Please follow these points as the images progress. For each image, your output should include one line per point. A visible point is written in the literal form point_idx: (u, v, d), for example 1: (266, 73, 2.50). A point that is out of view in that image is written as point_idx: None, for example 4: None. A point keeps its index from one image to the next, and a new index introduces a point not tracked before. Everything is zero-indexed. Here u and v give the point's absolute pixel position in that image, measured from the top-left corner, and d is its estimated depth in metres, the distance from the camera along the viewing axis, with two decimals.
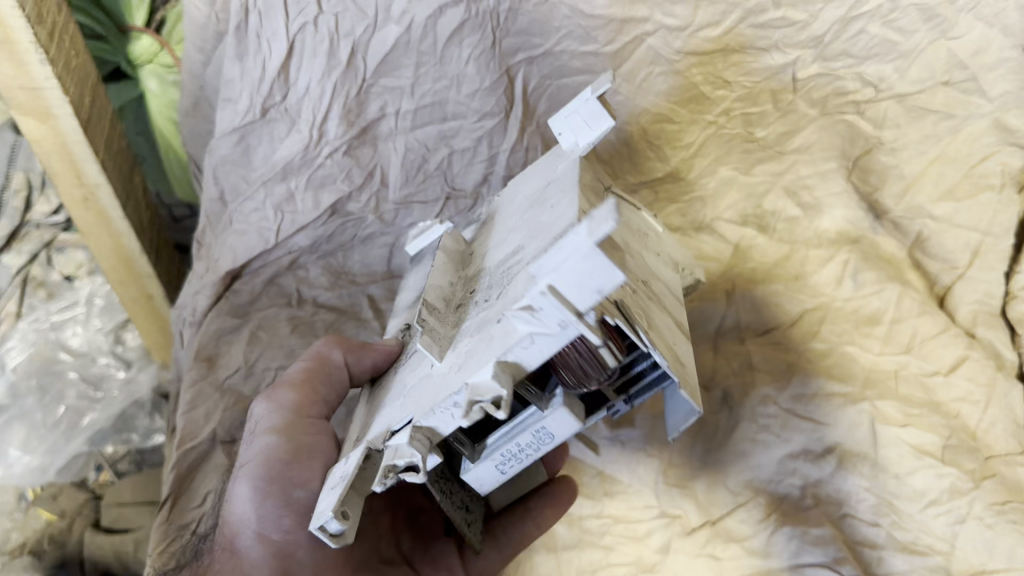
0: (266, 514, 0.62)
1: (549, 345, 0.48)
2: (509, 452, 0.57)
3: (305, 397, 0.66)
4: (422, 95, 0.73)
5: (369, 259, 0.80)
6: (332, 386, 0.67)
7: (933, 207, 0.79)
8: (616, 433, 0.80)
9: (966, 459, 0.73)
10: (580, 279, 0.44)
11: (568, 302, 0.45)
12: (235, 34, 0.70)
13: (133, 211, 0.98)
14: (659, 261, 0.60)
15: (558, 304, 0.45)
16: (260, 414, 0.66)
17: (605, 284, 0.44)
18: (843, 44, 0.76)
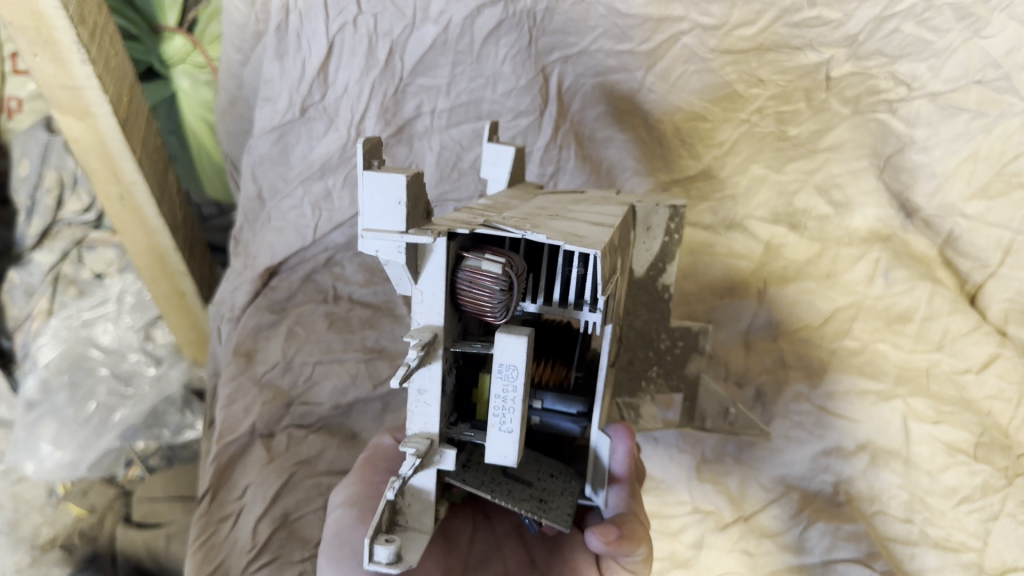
0: None
1: (440, 296, 0.45)
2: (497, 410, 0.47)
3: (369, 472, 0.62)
4: (458, 94, 0.74)
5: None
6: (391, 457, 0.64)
7: (965, 205, 0.79)
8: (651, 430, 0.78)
9: (999, 457, 0.74)
10: (384, 210, 0.43)
11: (386, 230, 0.43)
12: (275, 33, 0.71)
13: (167, 209, 1.00)
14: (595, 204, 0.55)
15: (376, 237, 0.43)
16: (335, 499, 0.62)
17: (401, 192, 0.42)
18: (876, 43, 0.73)
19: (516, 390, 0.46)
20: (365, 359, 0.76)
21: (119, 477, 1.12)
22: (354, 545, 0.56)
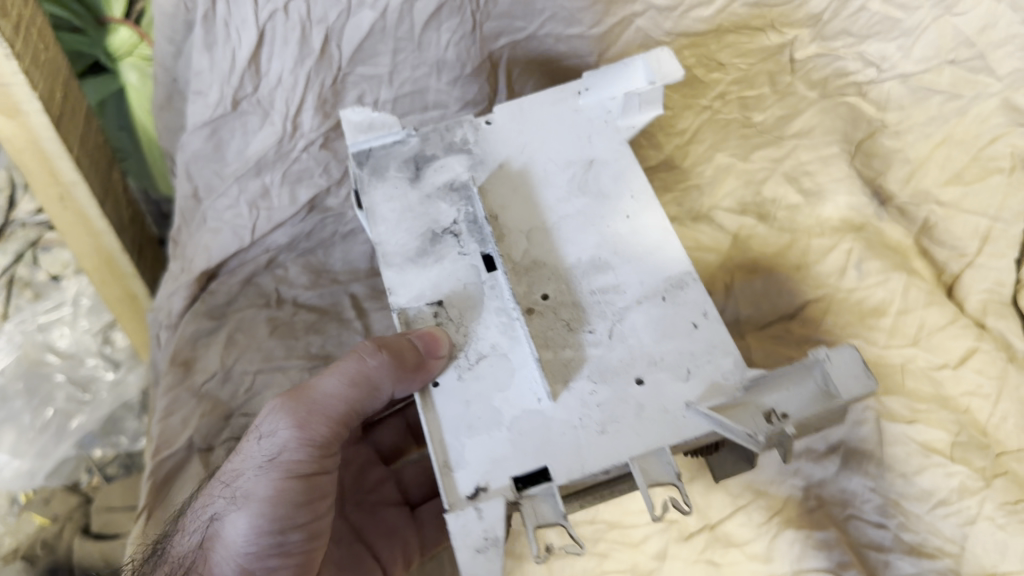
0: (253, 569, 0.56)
1: (800, 392, 0.49)
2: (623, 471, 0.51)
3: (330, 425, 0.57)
4: (402, 84, 0.70)
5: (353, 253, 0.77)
6: (366, 393, 0.56)
7: (940, 191, 0.77)
8: None
9: (976, 458, 0.69)
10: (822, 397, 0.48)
11: (847, 381, 0.47)
12: (201, 22, 0.66)
13: (111, 209, 0.95)
14: None
15: (847, 373, 0.47)
16: (276, 439, 0.56)
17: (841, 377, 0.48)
18: (842, 21, 0.79)
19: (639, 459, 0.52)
20: (308, 366, 0.71)
21: (81, 484, 1.09)
22: (286, 512, 0.56)
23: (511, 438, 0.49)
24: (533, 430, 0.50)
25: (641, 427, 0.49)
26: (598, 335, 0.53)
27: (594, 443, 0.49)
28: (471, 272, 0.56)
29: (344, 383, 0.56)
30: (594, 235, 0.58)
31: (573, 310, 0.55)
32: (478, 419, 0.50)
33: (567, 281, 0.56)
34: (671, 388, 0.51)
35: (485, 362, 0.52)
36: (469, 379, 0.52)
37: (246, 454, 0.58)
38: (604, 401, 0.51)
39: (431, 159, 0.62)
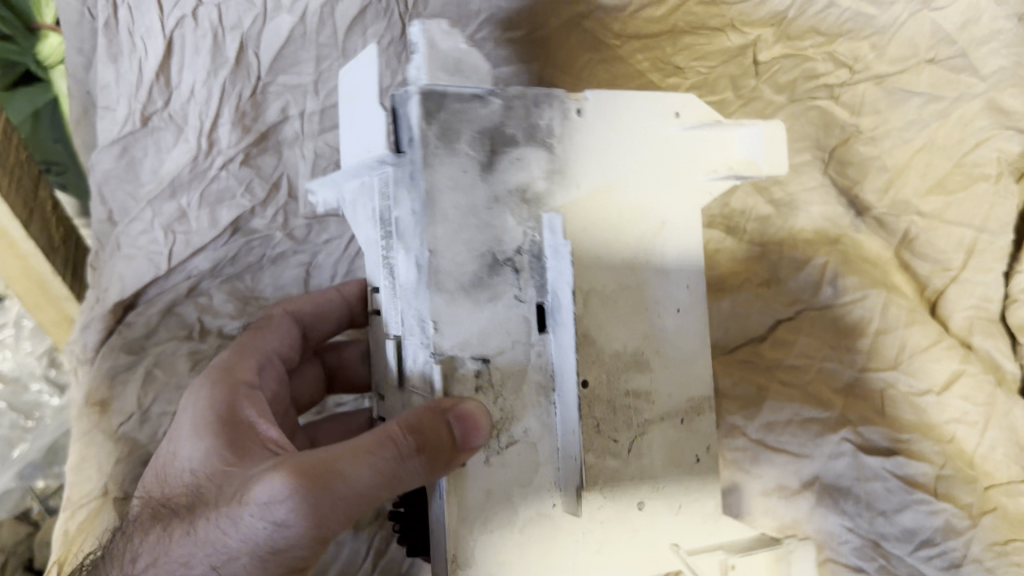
0: None
1: None
2: None
3: None
4: (329, 94, 0.64)
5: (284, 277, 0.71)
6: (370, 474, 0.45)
7: (922, 202, 0.69)
8: None
9: (962, 493, 0.62)
10: None
11: None
12: (104, 31, 0.62)
13: (38, 229, 0.89)
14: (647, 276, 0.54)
15: None
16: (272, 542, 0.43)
17: None
18: (810, 18, 0.68)
19: None
20: None
21: (32, 512, 1.00)
22: None
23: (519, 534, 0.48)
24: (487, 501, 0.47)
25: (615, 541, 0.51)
26: (620, 448, 0.51)
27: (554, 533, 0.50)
28: (524, 327, 0.49)
29: (375, 472, 0.42)
30: (642, 326, 0.52)
31: (608, 413, 0.50)
32: (495, 486, 0.48)
33: (609, 372, 0.50)
34: (666, 518, 0.52)
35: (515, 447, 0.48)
36: (497, 463, 0.48)
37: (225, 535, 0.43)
38: (607, 519, 0.51)
39: (509, 142, 0.48)
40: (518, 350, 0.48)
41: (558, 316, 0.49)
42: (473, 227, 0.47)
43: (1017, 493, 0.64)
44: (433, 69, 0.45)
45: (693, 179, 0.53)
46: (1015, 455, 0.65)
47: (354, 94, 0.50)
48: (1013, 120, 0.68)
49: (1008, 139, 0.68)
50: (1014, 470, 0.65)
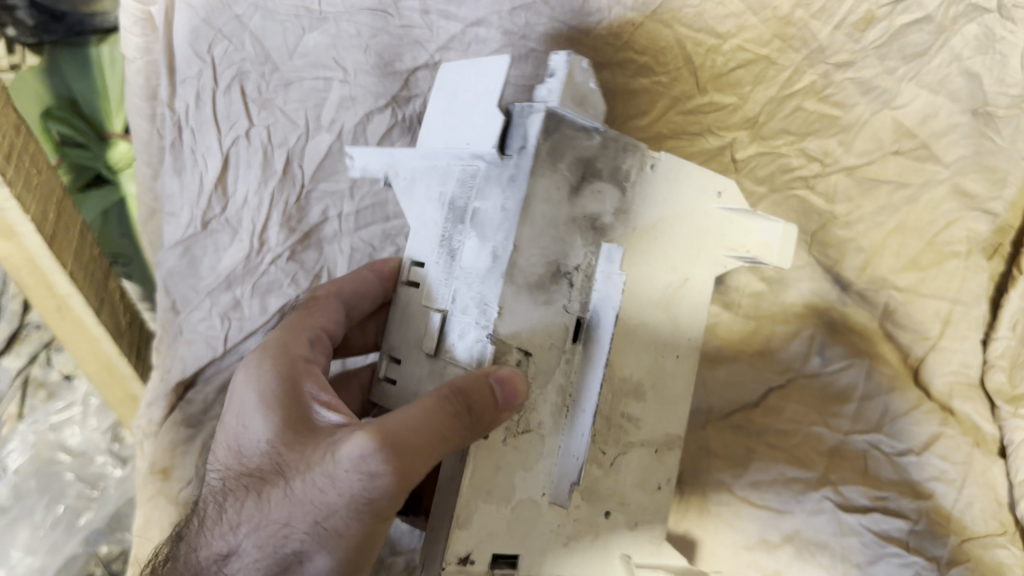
0: None
1: None
2: None
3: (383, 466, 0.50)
4: (362, 197, 0.74)
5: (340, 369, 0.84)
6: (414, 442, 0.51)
7: (897, 277, 0.76)
8: None
9: (933, 546, 0.68)
10: None
11: None
12: (170, 150, 0.71)
13: (108, 315, 1.00)
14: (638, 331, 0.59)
15: None
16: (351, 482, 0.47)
17: None
18: (779, 122, 0.73)
19: None
20: None
21: None
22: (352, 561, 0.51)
23: (512, 518, 0.55)
24: (526, 520, 0.56)
25: (591, 553, 0.60)
26: (607, 458, 0.60)
27: (557, 553, 0.58)
28: (563, 333, 0.56)
29: (432, 422, 0.47)
30: (649, 356, 0.61)
31: (606, 428, 0.60)
32: (501, 484, 0.54)
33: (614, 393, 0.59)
34: (620, 532, 0.62)
35: (529, 436, 0.55)
36: (513, 446, 0.54)
37: (310, 492, 0.48)
38: (580, 518, 0.59)
39: (596, 174, 0.55)
40: (553, 353, 0.55)
41: (594, 325, 0.57)
42: (553, 232, 0.53)
43: (992, 545, 0.68)
44: (568, 96, 0.51)
45: (716, 251, 0.63)
46: (992, 510, 0.70)
47: (457, 119, 0.56)
48: (977, 202, 0.74)
49: (975, 219, 0.74)
50: (992, 524, 0.69)
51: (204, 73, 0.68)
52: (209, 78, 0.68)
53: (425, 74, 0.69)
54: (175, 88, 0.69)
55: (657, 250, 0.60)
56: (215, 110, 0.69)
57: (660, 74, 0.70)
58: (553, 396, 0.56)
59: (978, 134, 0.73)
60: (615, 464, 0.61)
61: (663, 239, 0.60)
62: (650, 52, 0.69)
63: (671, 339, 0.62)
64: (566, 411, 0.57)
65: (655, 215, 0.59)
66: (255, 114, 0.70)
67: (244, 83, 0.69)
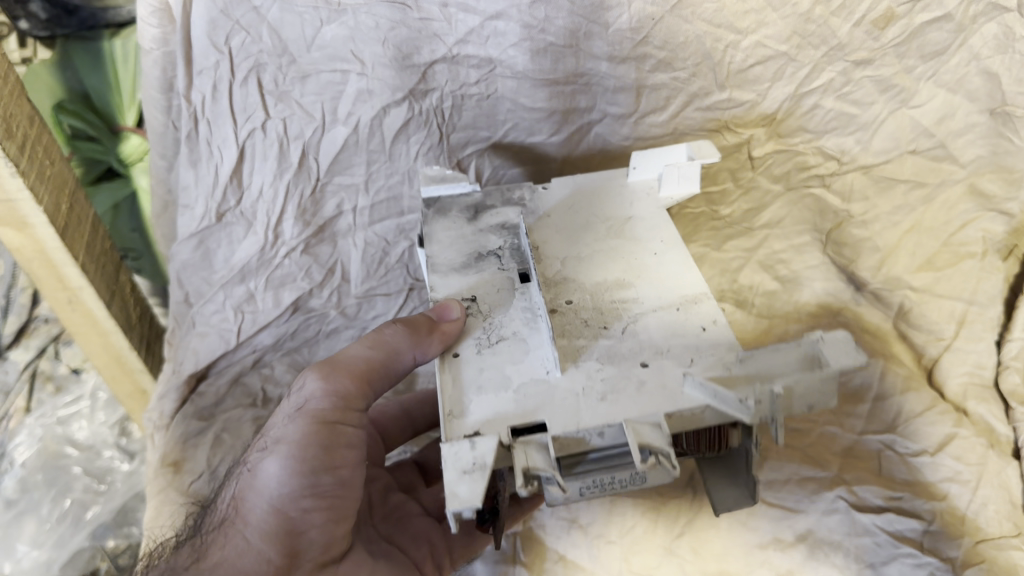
0: (297, 512, 0.57)
1: None
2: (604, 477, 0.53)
3: (354, 388, 0.60)
4: (377, 191, 0.74)
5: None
6: (385, 380, 0.62)
7: (912, 277, 0.76)
8: (573, 514, 0.74)
9: (946, 548, 0.67)
10: None
11: None
12: (186, 142, 0.70)
13: (119, 308, 1.00)
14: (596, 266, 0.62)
15: None
16: (309, 393, 0.60)
17: None
18: (797, 120, 0.74)
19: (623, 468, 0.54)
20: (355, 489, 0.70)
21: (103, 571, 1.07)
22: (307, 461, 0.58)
23: (519, 398, 0.52)
24: (538, 393, 0.52)
25: (641, 398, 0.51)
26: (612, 330, 0.57)
27: (594, 407, 0.51)
28: (507, 280, 0.61)
29: (368, 348, 0.61)
30: (619, 265, 0.62)
31: (594, 313, 0.58)
32: (488, 380, 0.53)
33: (592, 290, 0.60)
34: (675, 370, 0.53)
35: (505, 343, 0.56)
36: (488, 352, 0.55)
37: (276, 418, 0.62)
38: (609, 377, 0.53)
39: (490, 209, 0.69)
40: (504, 295, 0.60)
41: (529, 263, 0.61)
42: (462, 240, 0.65)
43: (1006, 546, 0.66)
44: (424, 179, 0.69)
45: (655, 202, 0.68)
46: (1007, 512, 0.68)
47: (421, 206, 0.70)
48: (994, 203, 0.74)
49: (991, 220, 0.75)
50: (1006, 526, 0.68)
51: (222, 64, 0.66)
52: (227, 69, 0.66)
53: (443, 67, 0.68)
54: (192, 79, 0.67)
55: (570, 218, 0.67)
56: (232, 102, 0.68)
57: (679, 70, 0.69)
58: (518, 313, 0.58)
59: (996, 135, 0.72)
60: (628, 334, 0.56)
61: (580, 211, 0.68)
62: (670, 47, 0.68)
63: (640, 252, 0.63)
64: (538, 316, 0.57)
65: (563, 206, 0.68)
66: (272, 106, 0.69)
67: (261, 75, 0.67)
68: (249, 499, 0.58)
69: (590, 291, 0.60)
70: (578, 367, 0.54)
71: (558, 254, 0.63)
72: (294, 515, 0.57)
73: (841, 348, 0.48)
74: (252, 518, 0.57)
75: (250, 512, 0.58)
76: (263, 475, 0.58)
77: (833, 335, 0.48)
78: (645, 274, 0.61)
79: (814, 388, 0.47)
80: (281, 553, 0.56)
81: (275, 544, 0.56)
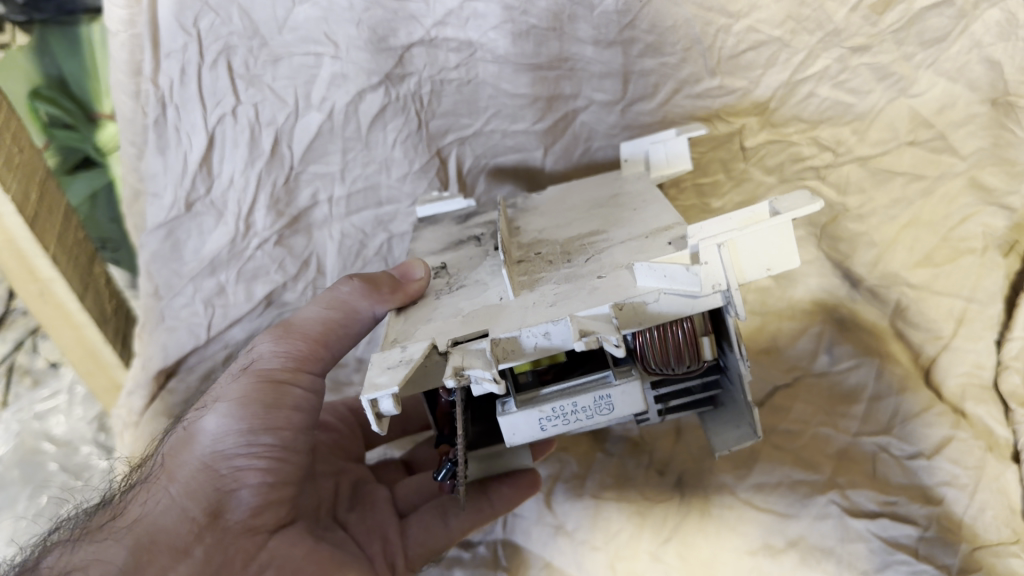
0: (226, 468, 0.56)
1: None
2: (561, 408, 0.51)
3: (308, 349, 0.61)
4: (353, 180, 0.71)
5: (337, 373, 0.83)
6: (346, 343, 0.62)
7: (910, 274, 0.72)
8: (560, 521, 0.72)
9: (943, 555, 0.64)
10: None
11: None
12: (152, 128, 0.67)
13: (92, 302, 0.97)
14: (576, 227, 0.60)
15: None
16: (261, 351, 0.61)
17: None
18: (791, 108, 0.70)
19: (590, 412, 0.52)
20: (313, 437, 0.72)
21: None
22: (244, 412, 0.58)
23: (466, 319, 0.52)
24: (489, 314, 0.51)
25: (593, 299, 0.49)
26: (575, 264, 0.55)
27: (542, 310, 0.49)
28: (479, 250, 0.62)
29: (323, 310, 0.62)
30: (599, 221, 0.60)
31: (564, 253, 0.57)
32: (439, 314, 0.54)
33: (566, 244, 0.58)
34: (627, 274, 0.51)
35: (465, 290, 0.56)
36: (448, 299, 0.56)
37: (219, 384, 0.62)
38: (563, 290, 0.51)
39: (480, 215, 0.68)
40: (475, 257, 0.61)
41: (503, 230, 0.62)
42: (449, 234, 0.66)
43: (1006, 553, 0.63)
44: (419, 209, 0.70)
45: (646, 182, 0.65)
46: (1006, 517, 0.65)
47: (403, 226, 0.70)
48: (995, 196, 0.70)
49: (992, 215, 0.70)
50: (1005, 532, 0.65)
51: (189, 47, 0.64)
52: (196, 52, 0.64)
53: (420, 51, 0.66)
54: (159, 62, 0.65)
55: (563, 206, 0.65)
56: (201, 86, 0.65)
57: (668, 55, 0.66)
58: (485, 269, 0.58)
59: (997, 126, 0.68)
60: (590, 261, 0.54)
61: (572, 201, 0.65)
62: (659, 31, 0.65)
63: (620, 211, 0.61)
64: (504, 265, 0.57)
65: (556, 199, 0.66)
66: (242, 90, 0.66)
67: (231, 58, 0.65)
68: (180, 454, 0.57)
69: (561, 240, 0.59)
70: (533, 290, 0.53)
71: (538, 228, 0.62)
72: (224, 471, 0.56)
73: (799, 197, 0.47)
74: (179, 466, 0.56)
75: (179, 459, 0.56)
76: (199, 432, 0.57)
77: (789, 195, 0.48)
78: (623, 222, 0.59)
79: (767, 240, 0.47)
80: (208, 511, 0.54)
81: (201, 501, 0.55)
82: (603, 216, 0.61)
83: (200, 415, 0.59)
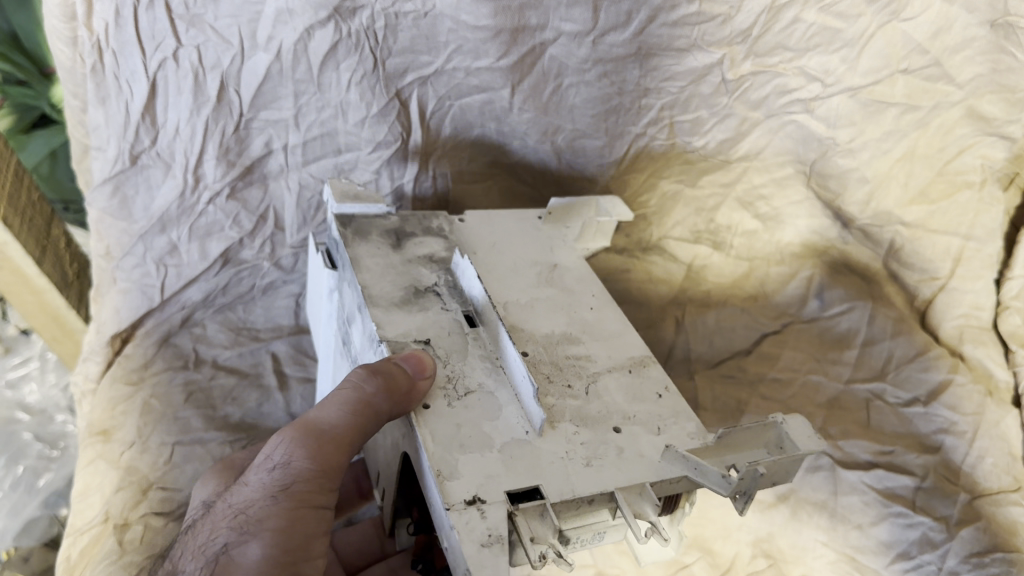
0: None
1: None
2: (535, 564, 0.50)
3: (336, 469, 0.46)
4: (308, 128, 0.67)
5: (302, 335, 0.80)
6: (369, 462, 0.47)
7: (903, 211, 0.68)
8: None
9: (941, 506, 0.62)
10: None
11: None
12: (91, 77, 0.61)
13: (50, 266, 0.92)
14: (549, 320, 0.54)
15: None
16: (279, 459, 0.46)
17: None
18: (775, 36, 0.63)
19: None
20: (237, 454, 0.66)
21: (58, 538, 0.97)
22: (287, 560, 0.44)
23: (505, 460, 0.43)
24: (522, 459, 0.43)
25: (626, 465, 0.44)
26: (578, 391, 0.49)
27: (583, 474, 0.43)
28: (455, 326, 0.52)
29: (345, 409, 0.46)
30: (566, 316, 0.55)
31: (554, 369, 0.50)
32: (467, 438, 0.44)
33: (546, 344, 0.52)
34: (646, 439, 0.46)
35: (474, 397, 0.46)
36: (459, 406, 0.45)
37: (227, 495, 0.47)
38: (589, 441, 0.45)
39: (410, 234, 0.60)
40: (454, 339, 0.51)
41: (479, 305, 0.52)
42: (393, 270, 0.55)
43: (1006, 502, 0.61)
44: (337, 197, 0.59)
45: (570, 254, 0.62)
46: (1006, 465, 0.63)
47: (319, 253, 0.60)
48: (995, 126, 0.64)
49: (991, 145, 0.65)
50: (1005, 480, 0.62)
51: None
52: None
53: None
54: (93, 5, 0.58)
55: (498, 257, 0.60)
56: (139, 28, 0.59)
57: None
58: (477, 364, 0.49)
59: (996, 49, 0.60)
60: (592, 393, 0.49)
61: (508, 254, 0.60)
62: None
63: (578, 304, 0.56)
64: (502, 366, 0.49)
65: (488, 239, 0.61)
66: (183, 32, 0.60)
67: None
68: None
69: (546, 339, 0.52)
70: (556, 429, 0.45)
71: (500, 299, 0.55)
72: None
73: (806, 430, 0.44)
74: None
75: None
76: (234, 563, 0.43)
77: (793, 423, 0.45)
78: (596, 330, 0.54)
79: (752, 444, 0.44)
80: None
81: None
82: (561, 305, 0.56)
83: (232, 550, 0.43)
